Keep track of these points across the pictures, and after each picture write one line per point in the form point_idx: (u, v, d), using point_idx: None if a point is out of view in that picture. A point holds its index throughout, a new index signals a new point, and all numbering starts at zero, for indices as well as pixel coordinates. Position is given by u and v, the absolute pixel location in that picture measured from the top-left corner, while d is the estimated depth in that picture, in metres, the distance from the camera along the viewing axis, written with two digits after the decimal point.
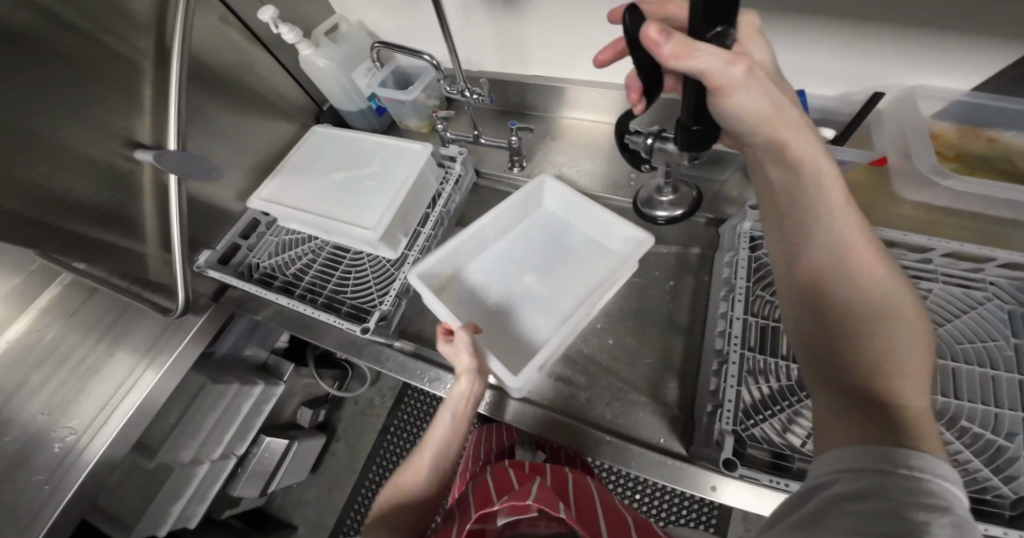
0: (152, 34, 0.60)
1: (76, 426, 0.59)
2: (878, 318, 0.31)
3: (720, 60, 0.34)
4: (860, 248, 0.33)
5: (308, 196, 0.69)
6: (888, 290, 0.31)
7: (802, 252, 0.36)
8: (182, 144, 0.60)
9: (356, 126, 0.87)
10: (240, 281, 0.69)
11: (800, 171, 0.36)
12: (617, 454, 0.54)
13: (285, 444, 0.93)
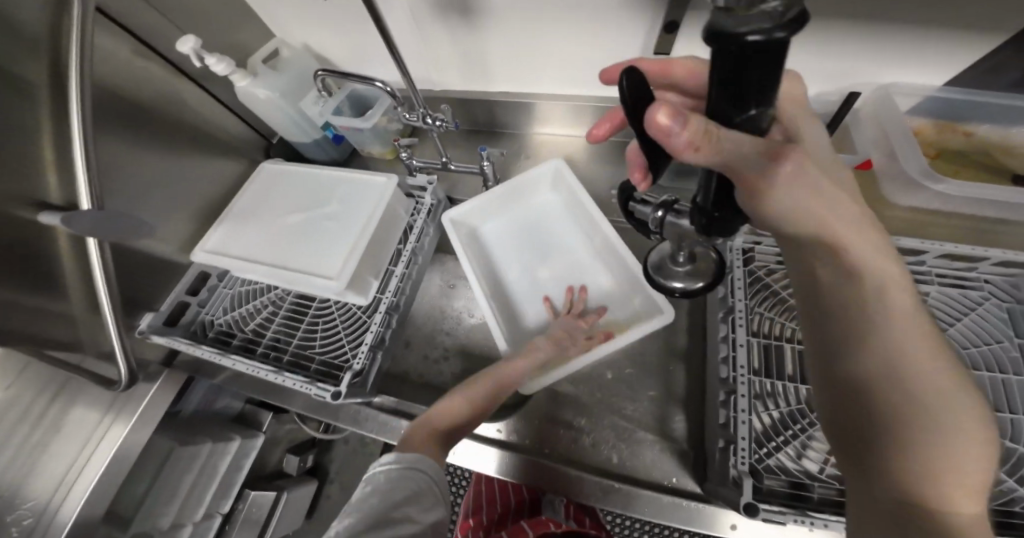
0: (46, 65, 0.50)
1: (33, 505, 0.52)
2: (936, 426, 0.28)
3: (749, 149, 0.24)
4: (921, 353, 0.29)
5: (260, 244, 0.61)
6: (953, 399, 0.28)
7: (848, 345, 0.32)
8: (97, 203, 0.52)
9: (312, 158, 0.80)
10: (190, 343, 0.60)
11: (860, 271, 0.31)
12: (627, 503, 0.50)
13: (273, 494, 0.80)
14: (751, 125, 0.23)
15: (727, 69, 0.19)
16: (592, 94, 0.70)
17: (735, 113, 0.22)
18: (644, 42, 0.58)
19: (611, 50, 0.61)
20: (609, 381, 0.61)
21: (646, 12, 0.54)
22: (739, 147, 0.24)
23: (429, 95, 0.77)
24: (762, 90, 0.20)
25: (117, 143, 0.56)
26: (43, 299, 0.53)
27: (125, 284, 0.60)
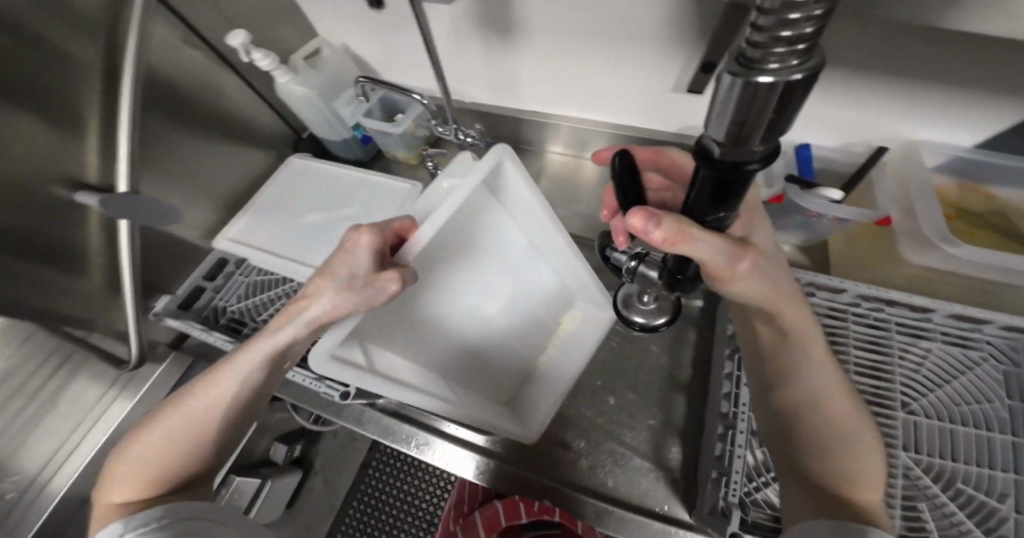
0: (97, 52, 0.49)
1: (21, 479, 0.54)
2: (848, 447, 0.33)
3: (717, 249, 0.28)
4: (838, 397, 0.34)
5: (283, 238, 0.63)
6: (857, 427, 0.34)
7: (781, 385, 0.37)
8: (131, 187, 0.54)
9: (338, 156, 0.82)
10: (202, 329, 0.60)
11: (788, 335, 0.36)
12: (619, 527, 0.52)
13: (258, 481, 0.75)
14: (719, 222, 0.27)
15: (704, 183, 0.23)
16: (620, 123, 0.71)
17: (708, 214, 0.26)
18: (677, 79, 0.60)
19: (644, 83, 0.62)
20: (610, 407, 0.61)
21: (683, 52, 0.55)
22: (709, 243, 0.28)
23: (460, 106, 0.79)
24: (731, 198, 0.23)
25: (155, 129, 0.58)
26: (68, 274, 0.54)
27: (148, 264, 0.61)
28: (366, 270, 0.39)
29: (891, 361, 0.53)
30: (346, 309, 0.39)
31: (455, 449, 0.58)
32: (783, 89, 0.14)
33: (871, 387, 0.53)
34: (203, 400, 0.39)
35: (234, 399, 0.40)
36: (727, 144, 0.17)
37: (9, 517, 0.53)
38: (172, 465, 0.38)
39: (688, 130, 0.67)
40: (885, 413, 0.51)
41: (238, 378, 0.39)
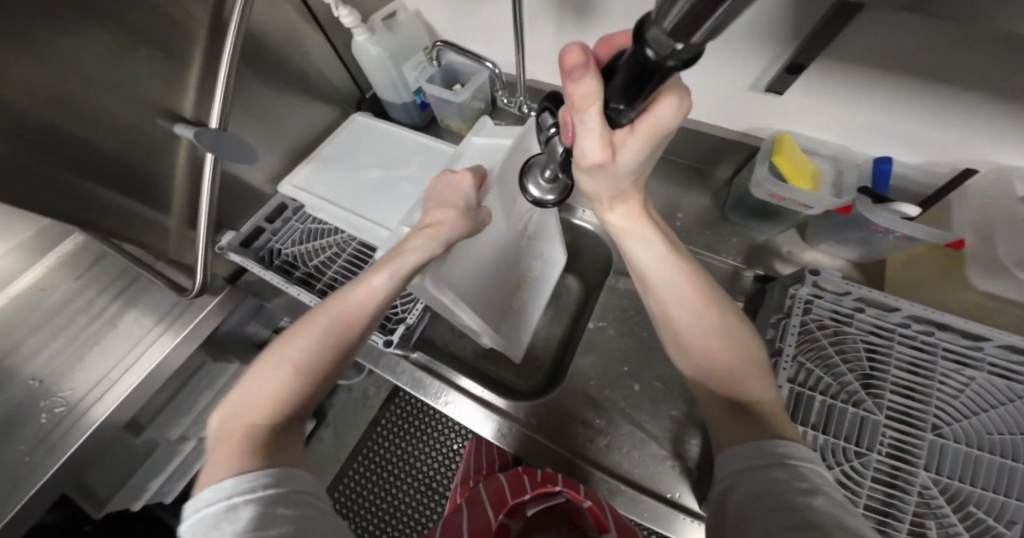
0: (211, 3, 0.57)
1: (67, 397, 0.60)
2: (750, 370, 0.46)
3: (591, 141, 0.32)
4: (710, 316, 0.46)
5: (342, 190, 0.66)
6: (747, 349, 0.46)
7: (668, 308, 0.47)
8: (223, 124, 0.58)
9: (396, 120, 0.85)
10: (261, 268, 0.64)
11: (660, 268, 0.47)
12: (630, 506, 0.54)
13: None
14: (611, 116, 0.30)
15: (624, 67, 0.26)
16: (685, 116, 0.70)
17: (613, 106, 0.29)
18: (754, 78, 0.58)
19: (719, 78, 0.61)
20: (634, 394, 0.63)
21: (768, 50, 0.54)
22: (593, 124, 0.31)
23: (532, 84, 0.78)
24: (635, 102, 0.28)
25: (245, 78, 0.61)
26: (149, 202, 0.60)
27: (221, 201, 0.66)
28: (463, 206, 0.52)
29: (930, 384, 0.52)
30: (450, 238, 0.50)
31: (478, 407, 0.61)
32: (727, 6, 0.16)
33: (903, 406, 0.51)
34: (337, 323, 0.45)
35: (361, 315, 0.46)
36: (664, 37, 0.21)
37: (52, 434, 0.58)
38: (300, 393, 0.43)
39: (755, 131, 0.66)
40: (913, 434, 0.50)
41: (375, 295, 0.46)
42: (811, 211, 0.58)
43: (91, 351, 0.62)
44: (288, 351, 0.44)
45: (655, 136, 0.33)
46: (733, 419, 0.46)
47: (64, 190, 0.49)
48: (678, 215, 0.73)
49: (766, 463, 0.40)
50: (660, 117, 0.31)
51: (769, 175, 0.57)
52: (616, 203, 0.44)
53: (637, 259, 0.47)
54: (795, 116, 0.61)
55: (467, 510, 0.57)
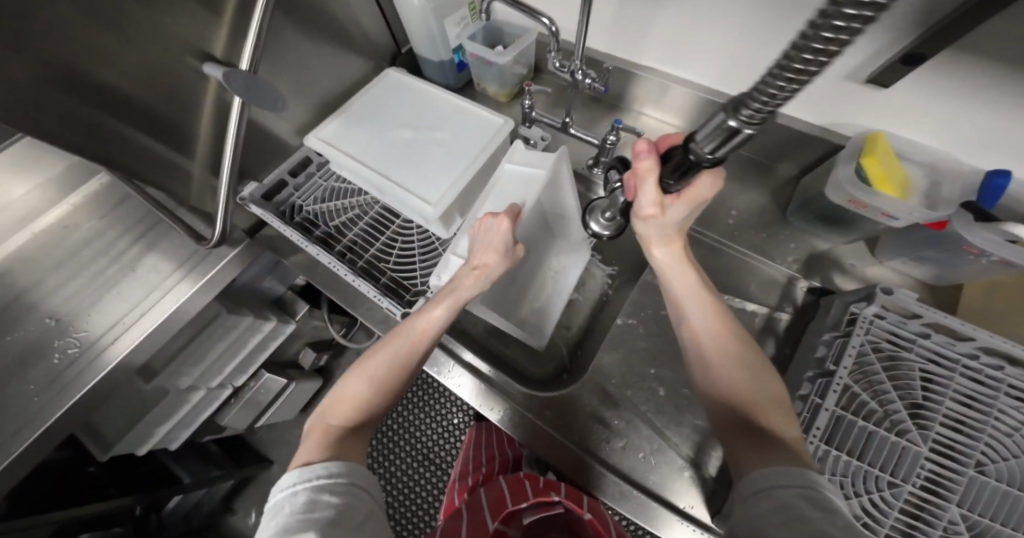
0: None
1: (81, 339, 0.62)
2: (770, 400, 0.42)
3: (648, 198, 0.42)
4: (734, 352, 0.45)
5: (371, 150, 0.62)
6: (767, 382, 0.43)
7: (699, 341, 0.47)
8: (253, 67, 0.54)
9: (431, 78, 0.80)
10: (280, 223, 0.62)
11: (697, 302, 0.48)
12: (640, 512, 0.51)
13: (285, 382, 0.97)
14: (665, 185, 0.39)
15: (675, 158, 0.35)
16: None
17: (667, 177, 0.38)
18: (857, 65, 0.50)
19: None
20: (658, 398, 0.59)
21: (876, 34, 0.46)
22: (649, 188, 0.41)
23: (588, 55, 0.71)
24: (684, 173, 0.36)
25: (278, 18, 0.56)
26: (174, 146, 0.57)
27: (246, 151, 0.63)
28: (507, 241, 0.48)
29: (984, 418, 0.46)
30: (497, 274, 0.49)
31: (486, 390, 0.59)
32: (744, 131, 0.25)
33: (949, 438, 0.46)
34: (405, 343, 0.47)
35: (422, 345, 0.47)
36: (701, 147, 0.29)
37: (65, 373, 0.60)
38: (370, 409, 0.44)
39: (836, 127, 0.58)
40: (953, 468, 0.45)
41: (435, 325, 0.47)
42: (894, 224, 0.53)
43: (107, 294, 0.65)
44: (366, 361, 0.46)
45: (691, 203, 0.43)
46: (746, 444, 0.40)
47: (90, 129, 0.46)
48: (731, 212, 0.68)
49: (787, 484, 0.34)
50: (697, 190, 0.41)
51: (853, 178, 0.51)
52: (660, 241, 0.49)
53: (676, 293, 0.50)
54: (891, 113, 0.53)
55: (466, 514, 0.49)
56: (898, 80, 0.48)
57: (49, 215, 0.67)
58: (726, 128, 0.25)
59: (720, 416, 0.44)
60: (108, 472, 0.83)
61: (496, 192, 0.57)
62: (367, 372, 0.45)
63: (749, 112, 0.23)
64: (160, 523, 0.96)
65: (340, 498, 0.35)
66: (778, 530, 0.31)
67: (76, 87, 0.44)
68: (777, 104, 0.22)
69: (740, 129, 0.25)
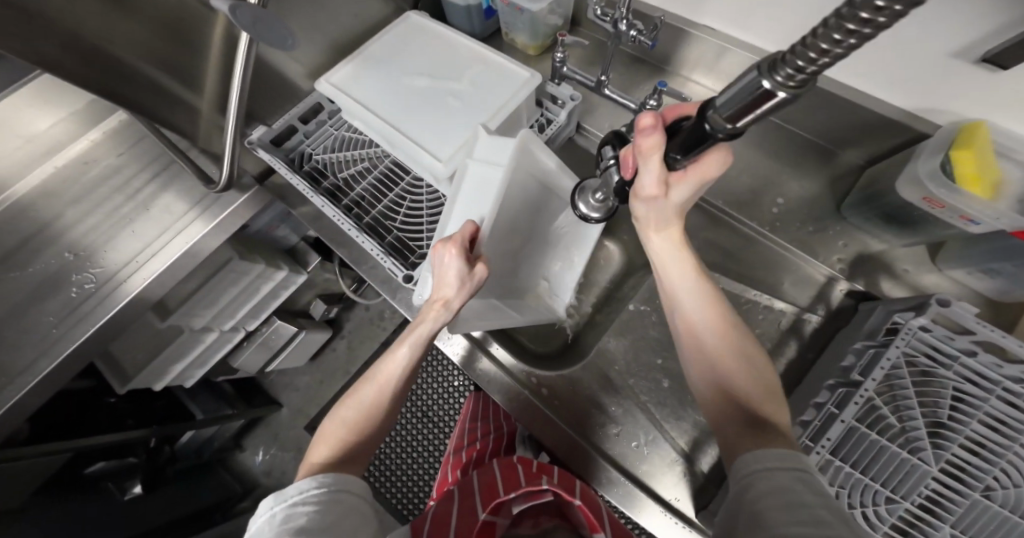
0: None
1: (96, 275, 0.62)
2: (762, 392, 0.39)
3: (651, 176, 0.36)
4: (727, 363, 0.41)
5: (384, 98, 0.58)
6: (757, 376, 0.40)
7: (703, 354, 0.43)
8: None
9: (456, 26, 0.73)
10: (287, 170, 0.59)
11: (693, 309, 0.43)
12: (627, 501, 0.50)
13: (294, 330, 0.99)
14: (668, 163, 0.34)
15: (686, 130, 0.29)
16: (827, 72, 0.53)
17: (672, 154, 0.32)
18: (973, 39, 0.41)
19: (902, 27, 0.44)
20: (664, 390, 0.57)
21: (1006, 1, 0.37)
22: (653, 167, 0.35)
23: (638, 8, 0.62)
24: (694, 152, 0.30)
25: None
26: (182, 82, 0.53)
27: (256, 92, 0.59)
28: (460, 271, 0.41)
29: (1008, 443, 0.42)
30: (462, 304, 0.44)
31: (494, 369, 0.57)
32: (775, 99, 0.19)
33: (961, 459, 0.43)
34: (372, 388, 0.44)
35: (391, 387, 0.44)
36: (721, 117, 0.23)
37: (82, 306, 0.61)
38: (353, 449, 0.42)
39: (924, 112, 0.49)
40: (957, 489, 0.42)
41: (400, 364, 0.44)
42: (971, 229, 0.45)
43: (121, 233, 0.65)
44: (351, 397, 0.45)
45: (698, 182, 0.37)
46: (741, 429, 0.38)
47: (90, 55, 0.43)
48: (778, 200, 0.61)
49: (779, 466, 0.33)
50: (707, 168, 0.35)
51: (935, 171, 0.44)
52: (659, 227, 0.44)
53: (672, 285, 0.45)
54: (1000, 102, 0.44)
55: (457, 499, 0.51)
56: (1020, 62, 0.39)
57: (72, 148, 0.67)
58: (756, 92, 0.19)
59: (711, 408, 0.42)
60: (130, 404, 0.89)
61: (463, 196, 0.49)
62: (350, 414, 0.43)
63: (784, 75, 0.18)
64: (174, 455, 1.02)
65: (314, 507, 0.36)
66: (779, 520, 0.29)
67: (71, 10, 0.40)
68: (823, 68, 0.16)
69: (771, 96, 0.19)
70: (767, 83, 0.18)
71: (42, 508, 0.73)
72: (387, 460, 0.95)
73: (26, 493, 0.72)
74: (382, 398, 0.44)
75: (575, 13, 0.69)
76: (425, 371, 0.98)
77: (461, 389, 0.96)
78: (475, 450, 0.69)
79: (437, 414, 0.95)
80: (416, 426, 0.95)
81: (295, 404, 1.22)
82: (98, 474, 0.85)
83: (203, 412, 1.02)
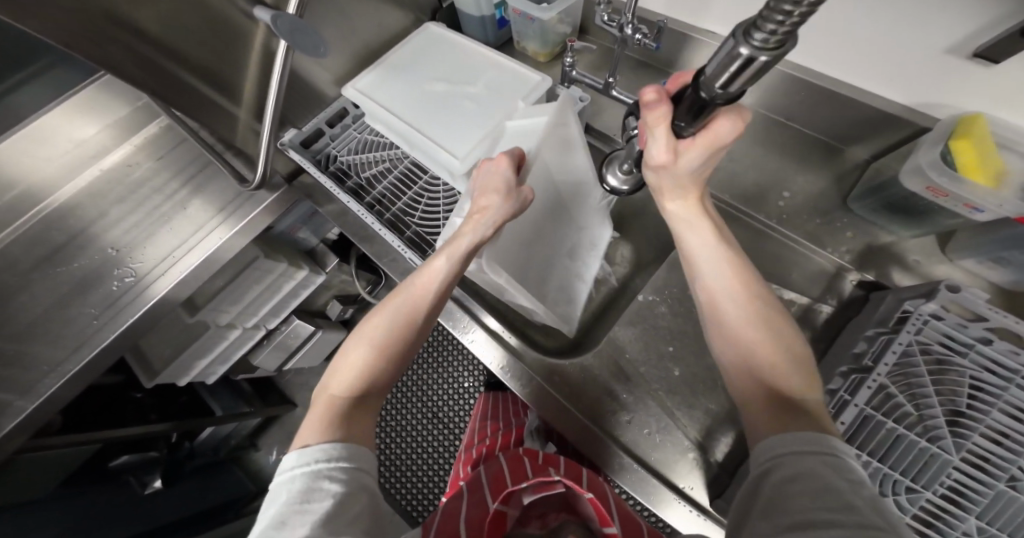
0: None
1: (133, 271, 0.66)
2: (791, 363, 0.39)
3: (660, 143, 0.36)
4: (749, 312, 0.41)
5: (405, 102, 0.61)
6: (786, 347, 0.39)
7: (719, 301, 0.43)
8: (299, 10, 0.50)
9: (471, 35, 0.77)
10: (315, 170, 0.63)
11: (723, 268, 0.43)
12: (639, 486, 0.50)
13: (312, 329, 1.02)
14: (675, 131, 0.34)
15: (689, 98, 0.30)
16: (830, 73, 0.55)
17: (678, 122, 0.33)
18: (964, 36, 0.43)
19: (899, 28, 0.46)
20: (673, 380, 0.58)
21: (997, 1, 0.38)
22: (660, 137, 0.36)
23: (641, 13, 0.66)
24: (701, 116, 0.30)
25: None
26: (223, 91, 0.57)
27: (287, 98, 0.64)
28: (510, 181, 0.48)
29: None
30: (502, 221, 0.48)
31: (512, 365, 0.58)
32: (760, 61, 0.21)
33: (985, 451, 0.41)
34: (406, 300, 0.46)
35: (421, 303, 0.46)
36: (714, 81, 0.25)
37: (120, 299, 0.64)
38: (372, 375, 0.43)
39: (924, 108, 0.51)
40: (981, 479, 0.40)
41: (436, 276, 0.47)
42: (977, 217, 0.46)
43: (158, 231, 0.69)
44: (380, 308, 0.47)
45: (707, 149, 0.36)
46: (768, 411, 0.37)
47: (144, 62, 0.47)
48: (784, 194, 0.62)
49: (810, 450, 0.32)
50: (716, 132, 0.35)
51: (937, 161, 0.45)
52: (673, 194, 0.46)
53: (687, 246, 0.46)
54: (999, 93, 0.45)
55: (466, 493, 0.49)
56: (1012, 54, 0.40)
57: (115, 153, 0.72)
58: (738, 58, 0.22)
59: (743, 389, 0.41)
60: (153, 399, 0.92)
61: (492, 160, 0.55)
62: (381, 327, 0.45)
63: (761, 37, 0.20)
64: (192, 450, 1.04)
65: (340, 485, 0.35)
66: (802, 501, 0.29)
67: (142, 19, 0.44)
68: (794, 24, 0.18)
69: (754, 58, 0.21)
70: (745, 49, 0.21)
71: (64, 500, 0.76)
72: (399, 455, 0.97)
73: (54, 484, 0.75)
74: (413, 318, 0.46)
75: (584, 21, 0.72)
76: (435, 370, 0.99)
77: (473, 390, 0.97)
78: (485, 445, 0.70)
79: (448, 414, 0.97)
80: (427, 423, 0.97)
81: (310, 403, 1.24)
82: (122, 467, 0.88)
83: (222, 409, 1.05)
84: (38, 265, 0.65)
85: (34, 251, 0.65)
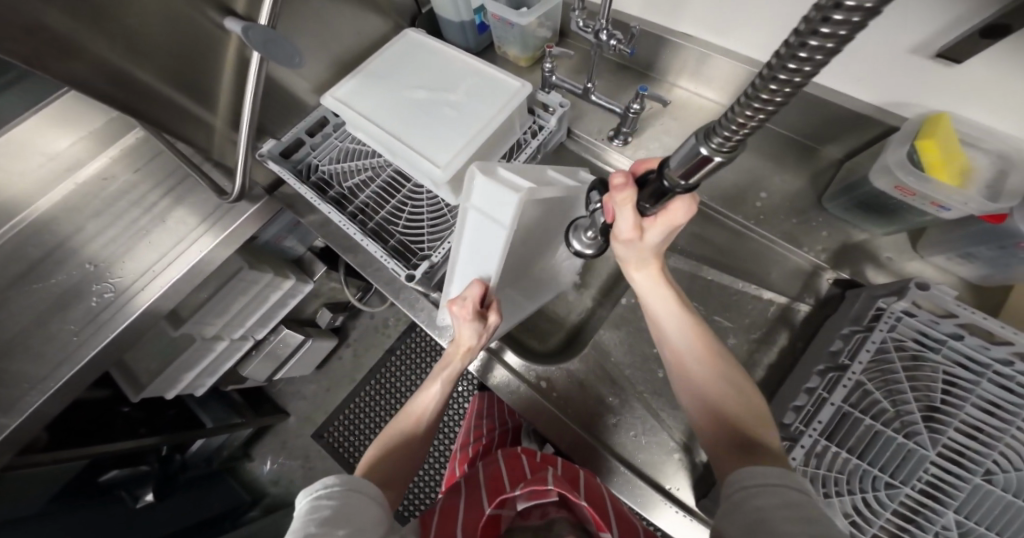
0: None
1: (113, 285, 0.65)
2: (747, 408, 0.41)
3: (625, 219, 0.38)
4: (712, 372, 0.43)
5: (385, 111, 0.61)
6: (743, 394, 0.42)
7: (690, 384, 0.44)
8: (272, 20, 0.50)
9: (452, 41, 0.77)
10: (295, 181, 0.62)
11: (692, 351, 0.44)
12: (626, 489, 0.51)
13: (301, 337, 1.01)
14: (640, 211, 0.36)
15: (653, 183, 0.31)
16: None
17: (643, 204, 0.34)
18: (926, 37, 0.44)
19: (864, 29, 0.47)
20: (657, 381, 0.58)
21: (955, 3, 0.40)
22: (626, 216, 0.37)
23: (616, 16, 0.66)
24: (664, 199, 0.32)
25: None
26: (197, 100, 0.57)
27: (265, 107, 0.63)
28: (478, 327, 0.49)
29: (1004, 426, 0.41)
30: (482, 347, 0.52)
31: (500, 370, 0.59)
32: (714, 160, 0.23)
33: (959, 445, 0.42)
34: (406, 426, 0.51)
35: (423, 421, 0.51)
36: (675, 175, 0.26)
37: (101, 314, 0.64)
38: (392, 474, 0.47)
39: (891, 107, 0.52)
40: (957, 474, 0.42)
41: (433, 400, 0.52)
42: (944, 215, 0.47)
43: (137, 244, 0.68)
44: (384, 430, 0.51)
45: (667, 226, 0.40)
46: (731, 454, 0.38)
47: (113, 76, 0.47)
48: (761, 194, 0.63)
49: (775, 480, 0.33)
50: (673, 214, 0.40)
51: (904, 162, 0.46)
52: (638, 265, 0.46)
53: (653, 311, 0.47)
54: (962, 93, 0.46)
55: (464, 493, 0.50)
56: (972, 54, 0.41)
57: (91, 165, 0.71)
58: (698, 156, 0.23)
59: (712, 436, 0.41)
60: (141, 413, 0.91)
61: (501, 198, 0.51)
62: (392, 442, 0.50)
63: (718, 141, 0.21)
64: (183, 463, 1.03)
65: (336, 500, 0.38)
66: (784, 525, 0.29)
67: (109, 33, 0.44)
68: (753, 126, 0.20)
69: (710, 158, 0.23)
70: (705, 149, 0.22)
71: (54, 516, 0.74)
72: None
73: (41, 501, 0.74)
74: (413, 435, 0.50)
75: (562, 26, 0.73)
76: None
77: (466, 393, 0.99)
78: (481, 444, 0.71)
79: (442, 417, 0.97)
80: None
81: (302, 412, 1.24)
82: (113, 482, 0.87)
83: (213, 420, 1.04)
84: (13, 282, 0.63)
85: (7, 269, 0.64)
